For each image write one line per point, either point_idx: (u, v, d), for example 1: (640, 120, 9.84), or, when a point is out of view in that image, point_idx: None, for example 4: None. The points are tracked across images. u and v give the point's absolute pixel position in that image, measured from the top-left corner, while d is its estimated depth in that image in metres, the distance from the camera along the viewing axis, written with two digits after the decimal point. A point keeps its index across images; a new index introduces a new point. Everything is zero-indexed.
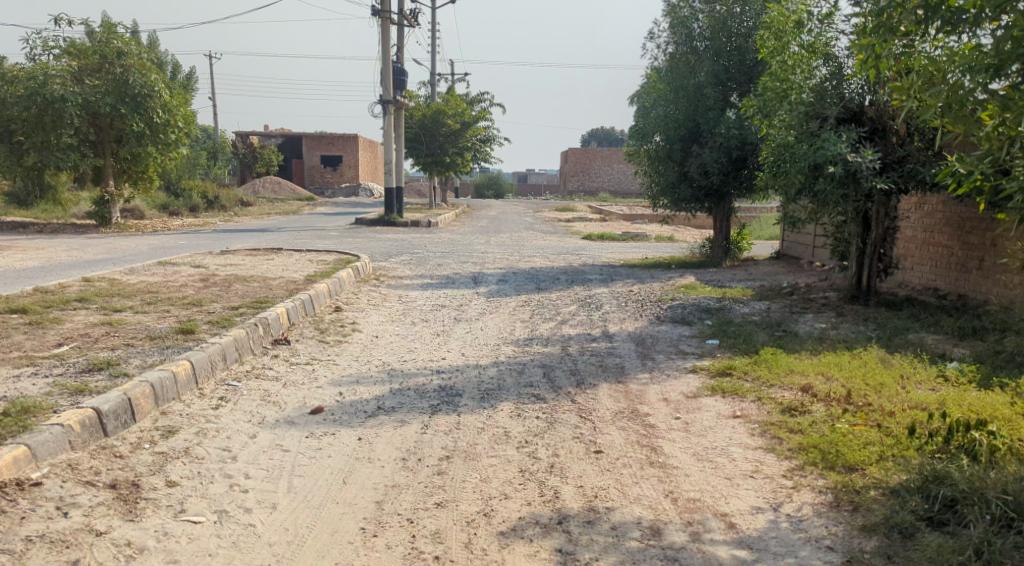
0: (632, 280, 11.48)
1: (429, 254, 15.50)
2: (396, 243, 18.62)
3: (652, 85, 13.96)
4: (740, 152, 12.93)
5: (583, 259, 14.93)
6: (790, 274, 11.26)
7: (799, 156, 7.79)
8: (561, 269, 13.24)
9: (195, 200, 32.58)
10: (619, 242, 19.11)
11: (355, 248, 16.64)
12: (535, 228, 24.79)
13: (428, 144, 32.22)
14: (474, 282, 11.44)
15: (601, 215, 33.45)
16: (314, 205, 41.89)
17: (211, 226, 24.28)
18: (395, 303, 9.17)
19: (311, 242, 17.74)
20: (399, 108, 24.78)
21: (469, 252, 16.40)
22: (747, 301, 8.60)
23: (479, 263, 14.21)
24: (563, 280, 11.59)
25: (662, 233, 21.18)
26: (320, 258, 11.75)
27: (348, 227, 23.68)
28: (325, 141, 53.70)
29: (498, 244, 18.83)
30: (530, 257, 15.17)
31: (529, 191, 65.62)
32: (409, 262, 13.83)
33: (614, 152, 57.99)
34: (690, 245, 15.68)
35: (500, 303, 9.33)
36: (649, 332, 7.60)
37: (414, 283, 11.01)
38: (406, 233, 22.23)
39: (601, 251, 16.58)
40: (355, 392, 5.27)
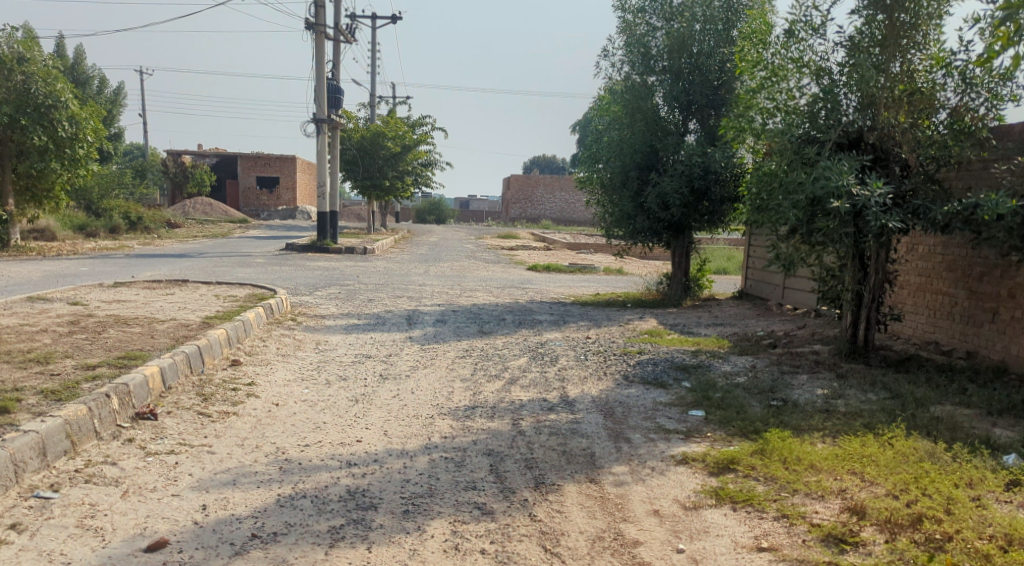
0: (588, 323, 10.17)
1: (360, 287, 13.94)
2: (327, 272, 16.97)
3: (607, 107, 12.77)
4: (702, 181, 11.67)
5: (531, 295, 13.60)
6: (763, 319, 10.10)
7: (795, 188, 6.61)
8: (508, 307, 11.89)
9: (115, 220, 30.24)
10: (568, 275, 17.83)
11: (279, 278, 14.96)
12: (478, 257, 23.40)
13: (365, 166, 30.66)
14: (408, 322, 9.98)
15: (546, 244, 32.36)
16: (246, 228, 39.70)
17: (124, 248, 22.12)
18: (310, 352, 7.64)
19: (231, 271, 15.96)
20: (334, 127, 23.26)
21: (406, 284, 14.89)
22: (727, 357, 7.37)
23: (417, 298, 12.76)
24: (511, 321, 10.23)
25: (612, 265, 20.04)
26: (229, 292, 10.12)
27: (276, 254, 21.89)
28: (261, 162, 51.51)
29: (439, 275, 17.37)
30: (473, 292, 13.77)
31: (472, 217, 64.42)
32: (337, 296, 12.29)
33: (558, 179, 57.33)
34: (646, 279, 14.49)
35: (438, 352, 7.90)
36: (617, 397, 6.30)
37: (338, 324, 9.49)
38: (340, 260, 20.63)
39: (549, 286, 15.27)
40: (230, 504, 3.78)
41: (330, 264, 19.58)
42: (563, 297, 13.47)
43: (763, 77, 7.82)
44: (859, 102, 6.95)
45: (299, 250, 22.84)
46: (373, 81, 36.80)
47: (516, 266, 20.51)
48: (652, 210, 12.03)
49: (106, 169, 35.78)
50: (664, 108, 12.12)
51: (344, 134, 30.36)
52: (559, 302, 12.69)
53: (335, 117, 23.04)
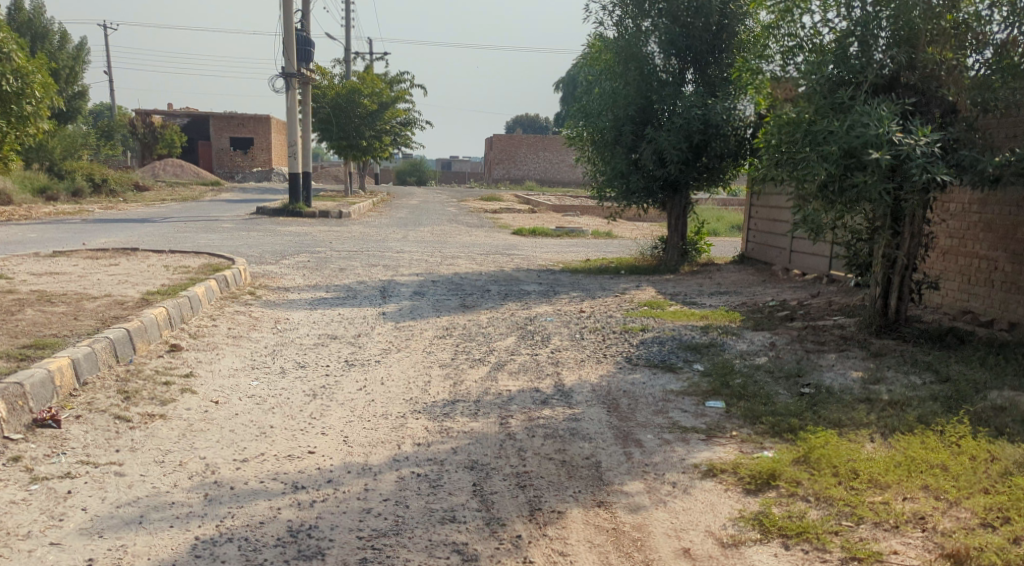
0: (580, 292, 9.26)
1: (332, 254, 12.91)
2: (299, 238, 15.91)
3: (596, 57, 11.71)
4: (701, 136, 10.67)
5: (516, 261, 12.65)
6: (770, 287, 9.25)
7: (826, 138, 5.64)
8: (492, 274, 10.97)
9: (79, 183, 28.88)
10: (554, 239, 16.87)
11: (245, 244, 13.91)
12: (460, 220, 22.36)
13: (340, 125, 29.31)
14: (382, 294, 9.02)
15: (530, 206, 31.35)
16: (219, 191, 38.35)
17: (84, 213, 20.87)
18: (267, 333, 6.66)
19: (193, 238, 14.88)
20: (305, 84, 21.96)
21: (382, 251, 13.88)
22: (742, 333, 6.49)
23: (393, 266, 11.78)
24: (495, 292, 9.30)
25: (600, 229, 19.09)
26: (181, 263, 9.08)
27: (246, 218, 20.76)
28: (234, 123, 49.75)
29: (418, 240, 16.36)
30: (454, 258, 12.78)
31: (453, 179, 63.12)
32: (305, 265, 11.28)
33: (541, 139, 56.06)
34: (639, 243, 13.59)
35: (415, 330, 6.95)
36: (620, 386, 5.41)
37: (302, 297, 8.50)
38: (314, 225, 19.54)
39: (536, 251, 14.33)
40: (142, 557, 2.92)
41: (302, 229, 18.52)
42: (550, 263, 12.54)
43: (781, 12, 6.79)
44: (894, 36, 5.91)
45: (270, 214, 21.71)
46: (348, 36, 35.25)
47: (500, 230, 19.53)
48: (647, 168, 11.03)
49: (69, 130, 34.20)
50: (658, 55, 11.06)
51: (318, 92, 28.98)
52: (547, 269, 11.77)
53: (306, 72, 21.76)
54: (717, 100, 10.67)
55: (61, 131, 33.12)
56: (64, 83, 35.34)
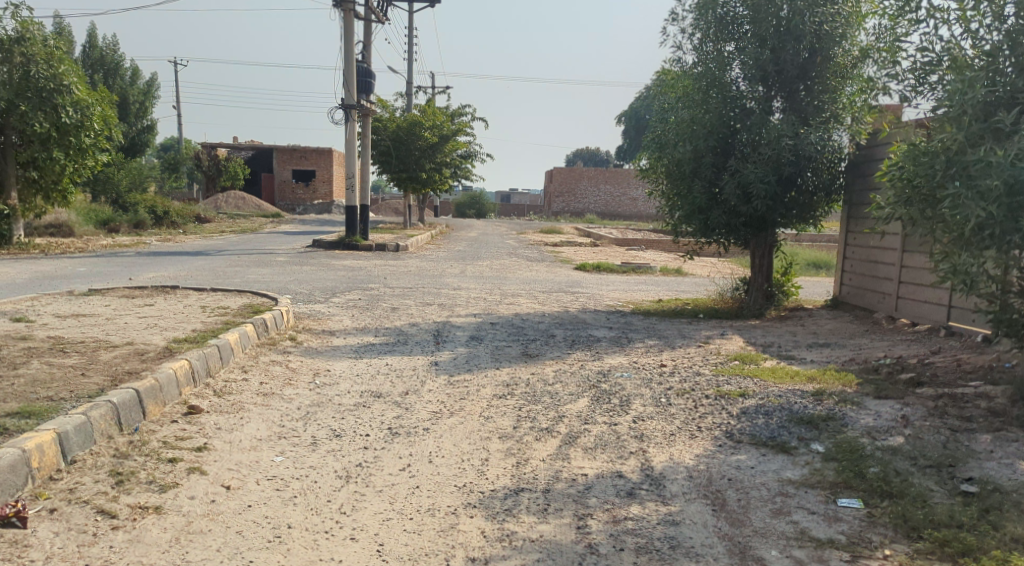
0: (658, 340, 8.21)
1: (385, 291, 12.14)
2: (352, 273, 15.27)
3: (673, 83, 10.80)
4: (792, 168, 9.63)
5: (582, 302, 11.68)
6: (878, 338, 8.06)
7: (985, 171, 4.59)
8: (555, 317, 10.03)
9: (141, 215, 29.12)
10: (620, 276, 15.84)
11: (296, 280, 13.27)
12: (520, 255, 21.54)
13: (400, 157, 28.96)
14: (436, 340, 8.14)
15: (592, 240, 30.48)
16: (279, 223, 38.47)
17: (141, 245, 20.71)
18: (302, 389, 5.82)
19: (244, 273, 14.34)
20: (365, 114, 21.57)
21: (438, 288, 13.06)
22: (863, 402, 5.38)
23: (449, 305, 10.93)
24: (561, 338, 8.34)
25: (668, 266, 17.99)
26: (220, 303, 8.37)
27: (301, 251, 20.32)
28: (296, 155, 50.24)
29: (476, 276, 15.53)
30: (514, 298, 11.88)
31: (512, 212, 62.68)
32: (355, 304, 10.51)
33: (602, 172, 55.27)
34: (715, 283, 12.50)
35: (472, 386, 6.03)
36: (723, 471, 4.37)
37: (347, 342, 7.68)
38: (369, 259, 18.95)
39: (602, 290, 13.35)
40: None
41: (357, 263, 17.91)
42: (620, 304, 11.54)
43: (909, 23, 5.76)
44: None
45: (326, 248, 21.25)
46: (410, 68, 35.12)
47: (562, 266, 18.60)
48: (731, 203, 10.02)
49: (135, 161, 34.77)
50: (744, 81, 10.06)
51: (378, 123, 28.71)
52: (616, 311, 10.78)
53: (366, 103, 21.37)
54: (810, 129, 9.63)
55: (127, 163, 33.63)
56: (133, 116, 36.01)
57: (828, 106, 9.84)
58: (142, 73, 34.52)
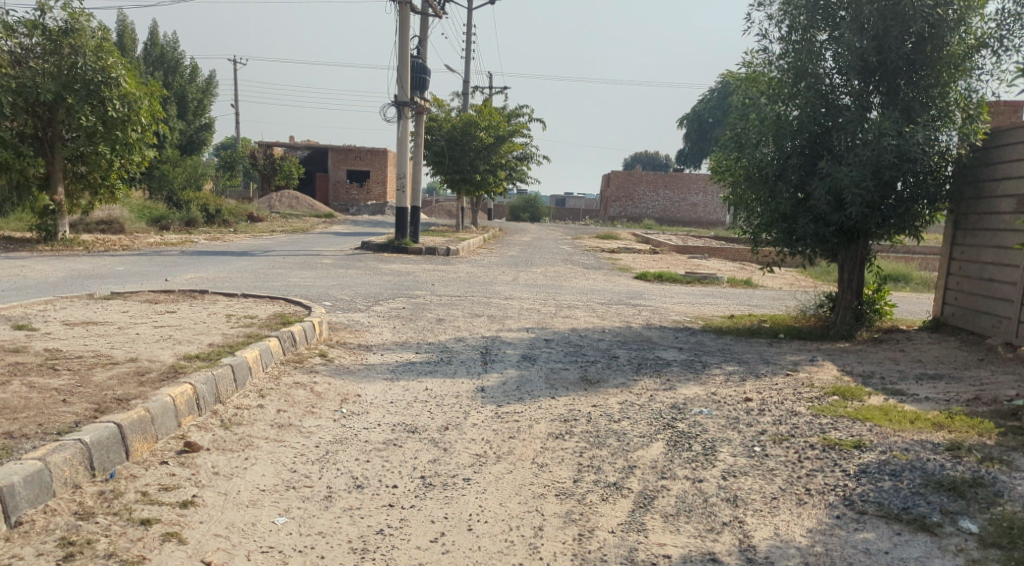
0: (736, 366, 7.16)
1: (431, 300, 11.32)
2: (399, 279, 14.53)
3: (755, 77, 9.84)
4: (894, 172, 8.54)
5: (644, 316, 10.66)
6: (1001, 370, 6.86)
7: None
8: (615, 333, 9.06)
9: (194, 212, 29.10)
10: (684, 288, 14.75)
11: (338, 285, 12.56)
12: (575, 261, 20.57)
13: (454, 158, 28.26)
14: (483, 359, 7.24)
15: (651, 247, 29.30)
16: (331, 223, 38.27)
17: (189, 243, 20.39)
18: (324, 420, 4.97)
19: (286, 276, 13.73)
20: (419, 112, 20.91)
21: (488, 297, 12.19)
22: (1015, 458, 4.18)
23: (498, 318, 10.06)
24: (624, 361, 7.35)
25: (736, 277, 16.79)
26: (248, 313, 7.62)
27: (349, 253, 19.73)
28: (352, 155, 50.12)
29: (529, 284, 14.61)
30: (570, 310, 10.94)
31: (567, 216, 61.67)
32: (397, 315, 9.70)
33: (660, 177, 53.89)
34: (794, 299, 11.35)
35: (523, 422, 5.09)
36: (848, 555, 3.34)
37: (384, 361, 6.83)
38: (417, 263, 18.22)
39: (666, 303, 12.31)
40: None
41: (405, 267, 17.19)
42: (686, 320, 10.49)
43: None
44: None
45: (374, 250, 20.63)
46: (467, 68, 34.43)
47: (621, 275, 17.56)
48: (820, 210, 8.98)
49: (191, 159, 34.86)
50: (839, 75, 9.05)
51: (433, 124, 28.04)
52: (684, 328, 9.74)
53: (420, 100, 20.69)
54: (916, 127, 8.54)
55: (184, 160, 33.80)
56: (192, 114, 36.29)
57: (935, 103, 8.75)
58: (200, 71, 34.72)
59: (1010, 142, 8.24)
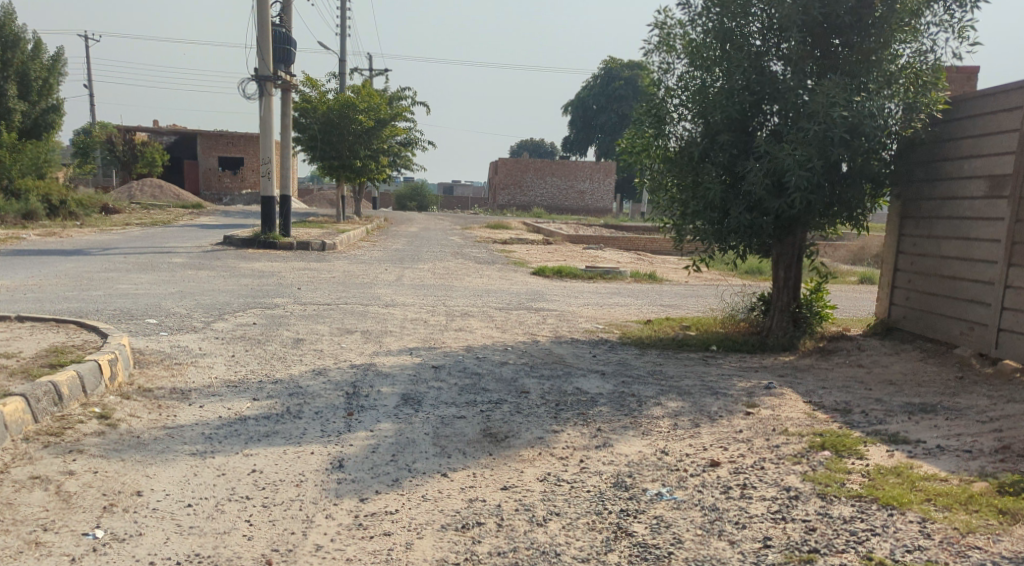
0: (681, 403, 5.56)
1: (292, 312, 9.19)
2: (260, 282, 12.24)
3: (672, 39, 8.30)
4: (842, 149, 7.10)
5: (551, 325, 8.96)
6: (994, 395, 5.58)
7: None
8: (520, 352, 7.30)
9: (33, 204, 25.22)
10: (589, 285, 13.21)
11: (179, 292, 10.20)
12: (464, 255, 18.73)
13: (333, 143, 25.76)
14: (347, 405, 5.29)
15: (545, 236, 27.93)
16: (198, 214, 34.80)
17: (12, 241, 17.22)
18: (50, 564, 3.01)
19: (116, 282, 11.22)
20: (286, 89, 18.46)
21: (364, 304, 10.15)
22: None
23: (373, 333, 8.09)
24: (537, 400, 5.59)
25: (640, 270, 15.45)
26: (9, 349, 5.38)
27: (207, 250, 17.11)
28: (224, 141, 46.25)
29: (416, 285, 12.70)
30: (463, 320, 9.09)
31: (456, 204, 59.80)
32: (241, 335, 7.55)
33: (549, 163, 52.90)
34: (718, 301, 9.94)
35: (397, 539, 3.30)
36: None
37: (200, 418, 4.78)
38: (286, 260, 15.90)
39: (573, 306, 10.69)
40: None
41: (271, 266, 14.86)
42: (599, 328, 8.86)
43: None
44: None
45: (238, 246, 18.09)
46: (343, 46, 31.82)
47: (516, 270, 15.90)
48: (755, 198, 7.47)
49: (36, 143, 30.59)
50: (774, 37, 7.58)
51: (307, 107, 25.40)
52: (599, 340, 8.11)
53: (286, 75, 18.27)
54: (867, 97, 7.12)
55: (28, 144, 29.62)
56: (36, 95, 30.61)
57: (882, 69, 7.38)
58: (45, 43, 30.34)
59: (973, 115, 7.02)
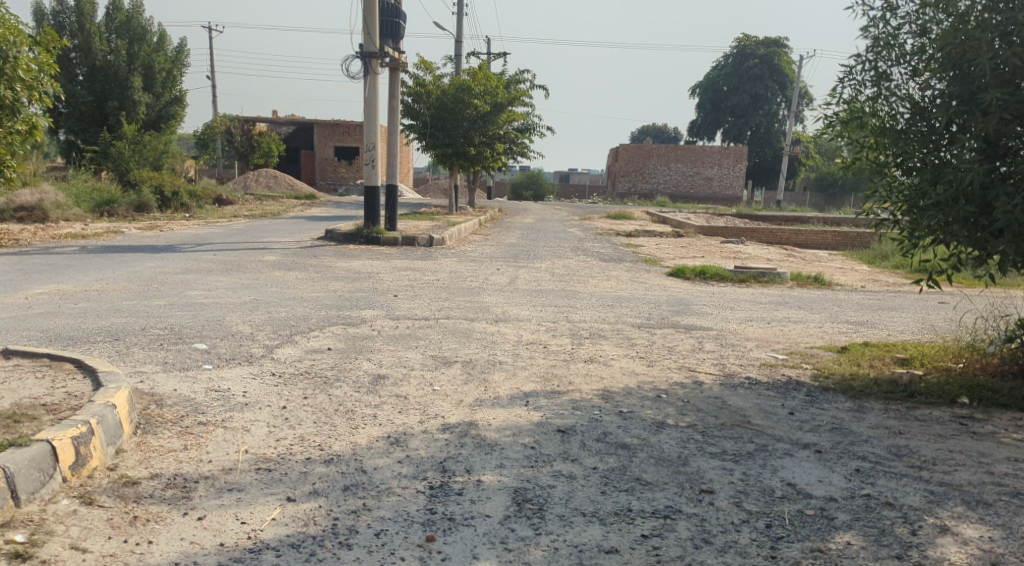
0: (984, 531, 3.28)
1: (379, 332, 7.39)
2: (353, 286, 10.59)
3: None
4: None
5: (710, 356, 6.75)
6: None
7: None
8: (682, 406, 5.16)
9: (144, 195, 24.94)
10: (743, 294, 10.83)
11: (255, 303, 8.63)
12: (586, 251, 16.64)
13: (446, 129, 24.13)
14: (429, 519, 3.32)
15: (673, 228, 25.40)
16: (310, 205, 34.23)
17: (109, 235, 16.49)
18: None
19: (192, 285, 9.83)
20: (395, 67, 16.90)
21: (469, 318, 8.25)
22: None
23: (477, 367, 6.14)
24: (733, 514, 3.43)
25: (801, 275, 12.88)
26: None
27: (306, 244, 15.82)
28: (340, 131, 45.89)
29: (534, 290, 10.74)
30: (593, 346, 7.01)
31: (572, 194, 57.68)
32: (306, 370, 5.76)
33: (673, 149, 49.93)
34: (945, 333, 7.38)
35: None
36: None
37: (188, 549, 2.97)
38: (389, 258, 14.31)
39: (732, 325, 8.40)
40: None
41: (370, 265, 13.30)
42: (783, 363, 6.57)
43: None
44: None
45: (339, 241, 16.67)
46: (459, 26, 30.19)
47: (648, 271, 13.68)
48: None
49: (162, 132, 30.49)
50: None
51: (419, 91, 23.86)
52: (788, 384, 5.83)
53: (395, 52, 16.71)
54: None
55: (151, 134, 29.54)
56: (160, 86, 30.59)
57: None
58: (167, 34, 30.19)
59: None
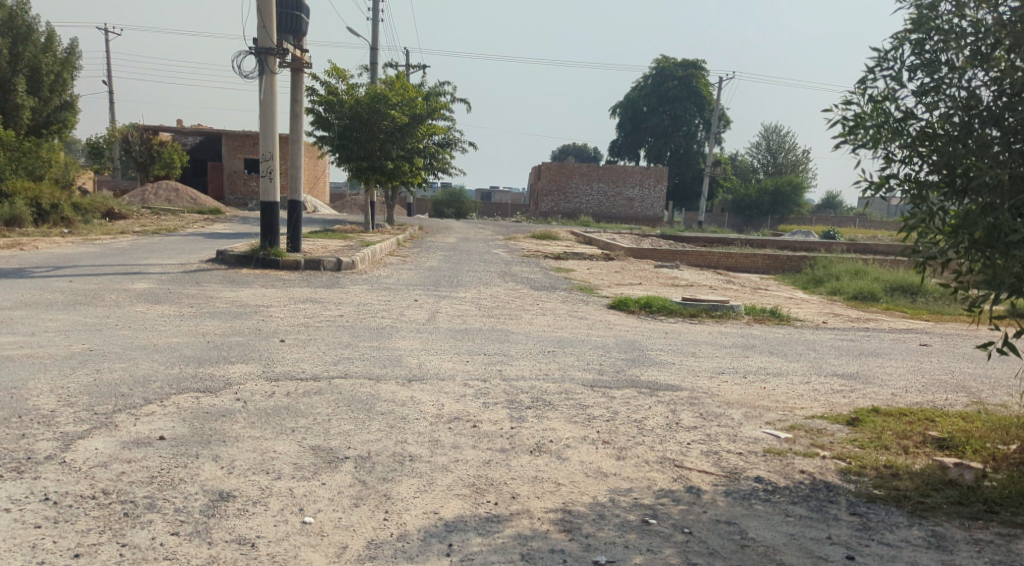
0: None
1: (246, 404, 5.39)
2: (232, 325, 8.50)
3: None
4: None
5: (697, 440, 5.05)
6: None
7: None
8: (685, 545, 3.44)
9: (18, 208, 21.92)
10: (703, 335, 9.24)
11: (84, 357, 6.43)
12: (516, 277, 14.90)
13: (359, 141, 22.05)
14: None
15: (603, 250, 23.99)
16: (211, 221, 31.40)
17: None
18: None
19: (13, 328, 7.53)
20: (297, 66, 14.86)
21: (372, 376, 6.31)
22: None
23: (375, 469, 4.24)
24: None
25: (757, 309, 11.43)
26: None
27: (190, 269, 13.53)
28: (250, 142, 42.96)
29: (455, 330, 8.88)
30: (540, 424, 5.20)
31: (495, 212, 56.08)
32: (110, 487, 3.76)
33: (597, 168, 49.03)
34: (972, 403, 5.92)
35: None
36: None
37: None
38: (288, 287, 12.23)
39: (705, 383, 6.73)
40: None
41: (263, 295, 11.20)
42: (793, 450, 4.91)
43: None
44: None
45: (231, 264, 14.42)
46: (375, 34, 28.25)
47: (588, 302, 11.99)
48: None
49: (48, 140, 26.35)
50: None
51: (330, 99, 21.75)
52: (816, 491, 4.16)
53: (296, 50, 14.66)
54: None
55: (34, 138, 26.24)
56: (48, 90, 26.17)
57: None
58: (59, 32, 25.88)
59: None
